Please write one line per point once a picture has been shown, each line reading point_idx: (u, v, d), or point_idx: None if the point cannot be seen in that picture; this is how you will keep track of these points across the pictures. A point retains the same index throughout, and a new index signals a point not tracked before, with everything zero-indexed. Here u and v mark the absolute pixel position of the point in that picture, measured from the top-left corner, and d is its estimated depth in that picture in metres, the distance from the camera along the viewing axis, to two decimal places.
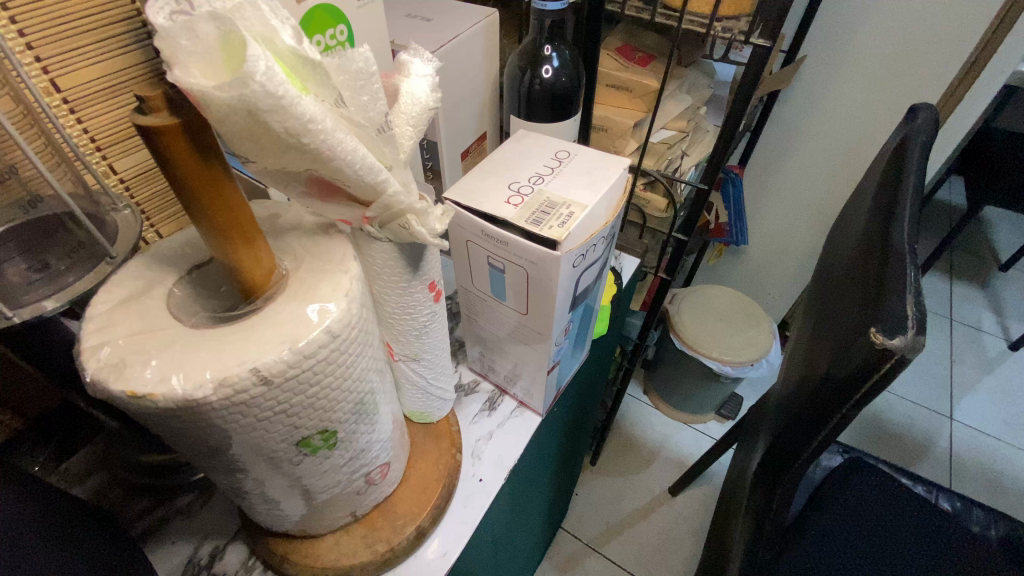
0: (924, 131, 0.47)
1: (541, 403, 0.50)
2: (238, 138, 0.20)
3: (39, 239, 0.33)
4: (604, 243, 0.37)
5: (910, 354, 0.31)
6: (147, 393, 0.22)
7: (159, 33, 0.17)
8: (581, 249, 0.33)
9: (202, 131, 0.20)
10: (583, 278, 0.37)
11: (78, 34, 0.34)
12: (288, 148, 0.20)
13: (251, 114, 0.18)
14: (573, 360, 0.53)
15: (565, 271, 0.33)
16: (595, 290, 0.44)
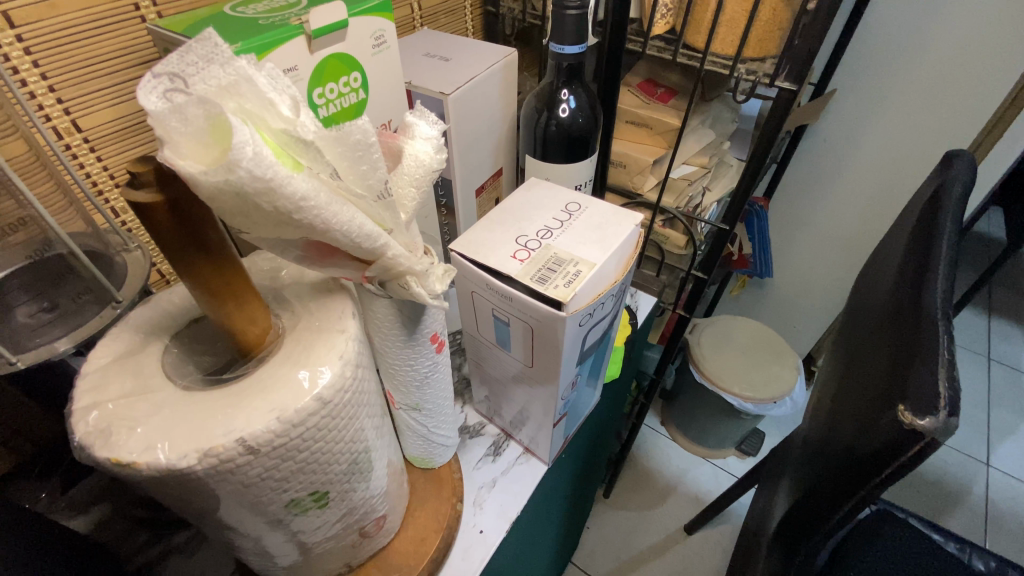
0: (961, 180, 0.44)
1: (549, 450, 0.49)
2: (230, 215, 0.19)
3: (45, 282, 0.33)
4: (614, 300, 0.36)
5: (941, 437, 0.29)
6: (131, 462, 0.22)
7: (151, 115, 0.17)
8: (588, 309, 0.32)
9: (192, 204, 0.20)
10: (591, 334, 0.36)
11: (99, 77, 0.36)
12: (281, 224, 0.20)
13: (239, 195, 0.18)
14: (584, 406, 0.52)
15: (571, 331, 0.32)
16: (605, 341, 0.43)
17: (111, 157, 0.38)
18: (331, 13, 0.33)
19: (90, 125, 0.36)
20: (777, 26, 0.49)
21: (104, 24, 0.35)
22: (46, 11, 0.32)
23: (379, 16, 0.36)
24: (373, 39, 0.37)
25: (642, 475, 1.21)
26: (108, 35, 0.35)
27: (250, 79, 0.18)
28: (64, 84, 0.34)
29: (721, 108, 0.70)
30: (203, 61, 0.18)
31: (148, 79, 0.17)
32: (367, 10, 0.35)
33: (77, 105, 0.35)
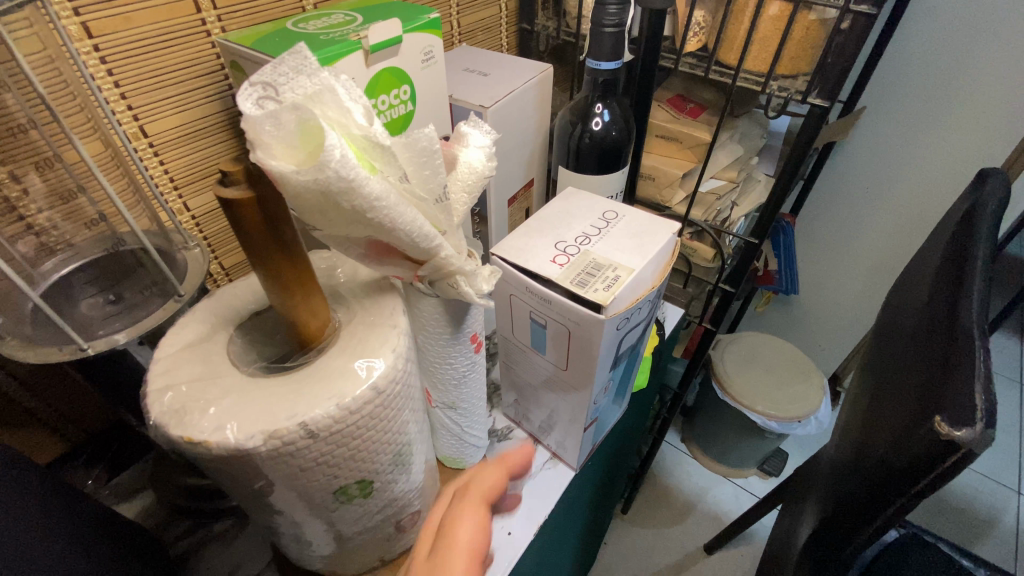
0: (996, 197, 0.44)
1: (578, 456, 0.49)
2: (311, 212, 0.21)
3: (117, 275, 0.36)
4: (649, 307, 0.37)
5: (978, 448, 0.29)
6: (203, 440, 0.23)
7: (248, 119, 0.19)
8: (626, 313, 0.33)
9: (274, 201, 0.22)
10: (626, 340, 0.37)
11: (166, 86, 0.38)
12: (354, 222, 0.22)
13: (324, 194, 0.20)
14: (612, 415, 0.52)
15: (609, 334, 0.33)
16: (638, 349, 0.43)
17: (172, 161, 0.41)
18: (388, 30, 0.35)
19: (156, 130, 0.39)
20: (810, 44, 0.50)
21: (174, 37, 0.37)
22: (122, 24, 0.35)
23: (429, 33, 0.38)
24: (423, 54, 0.39)
25: (662, 492, 1.20)
26: (177, 48, 0.38)
27: (334, 89, 0.20)
28: (135, 93, 0.37)
29: (749, 124, 0.71)
30: (293, 72, 0.19)
31: (246, 87, 0.19)
32: (419, 27, 0.37)
33: (146, 112, 0.38)
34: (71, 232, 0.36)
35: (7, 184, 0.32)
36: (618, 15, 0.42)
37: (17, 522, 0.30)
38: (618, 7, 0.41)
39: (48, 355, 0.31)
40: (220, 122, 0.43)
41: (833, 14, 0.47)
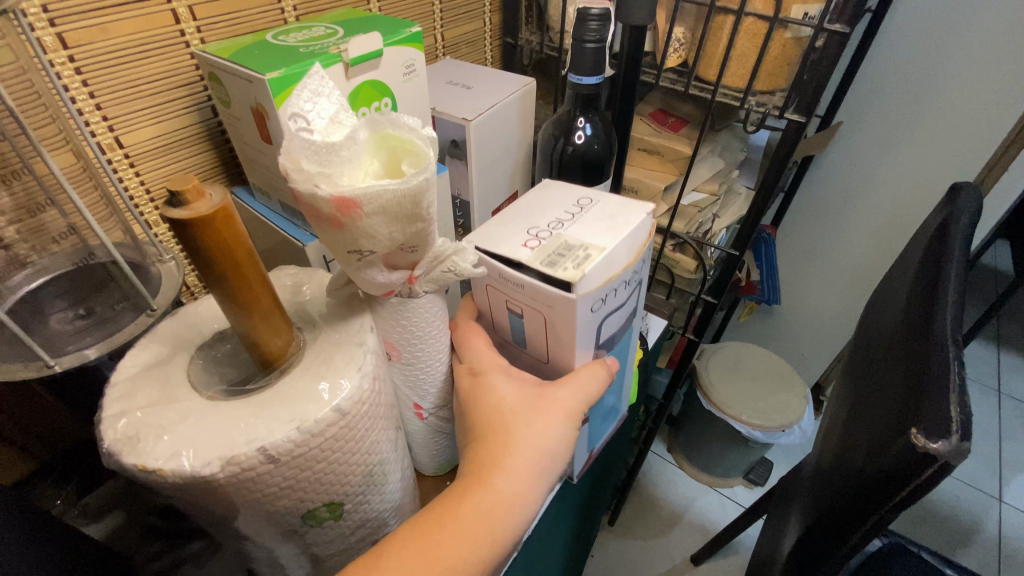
0: (969, 211, 0.45)
1: (581, 459, 0.49)
2: (379, 218, 0.24)
3: (88, 289, 0.35)
4: (629, 289, 0.37)
5: (955, 461, 0.29)
6: (157, 468, 0.22)
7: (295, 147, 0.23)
8: (598, 293, 0.33)
9: (229, 221, 0.22)
10: (609, 323, 0.37)
11: (142, 97, 0.38)
12: (408, 222, 0.25)
13: (412, 201, 0.24)
14: (611, 419, 0.51)
15: (583, 314, 0.33)
16: (624, 342, 0.43)
17: (148, 173, 0.40)
18: (368, 43, 0.35)
19: (131, 142, 0.38)
20: (786, 61, 0.51)
21: (151, 47, 0.37)
22: (98, 35, 0.34)
23: (411, 47, 0.38)
24: (404, 67, 0.39)
25: (649, 503, 1.20)
26: (155, 59, 0.38)
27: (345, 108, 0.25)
28: (110, 104, 0.37)
29: (730, 137, 0.72)
30: (314, 95, 0.24)
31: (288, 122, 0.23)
32: (401, 40, 0.37)
33: (121, 123, 0.37)
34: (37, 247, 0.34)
35: None
36: (599, 31, 0.42)
37: None
38: (598, 23, 0.42)
39: (10, 372, 0.30)
40: (199, 134, 0.42)
41: (808, 33, 0.48)
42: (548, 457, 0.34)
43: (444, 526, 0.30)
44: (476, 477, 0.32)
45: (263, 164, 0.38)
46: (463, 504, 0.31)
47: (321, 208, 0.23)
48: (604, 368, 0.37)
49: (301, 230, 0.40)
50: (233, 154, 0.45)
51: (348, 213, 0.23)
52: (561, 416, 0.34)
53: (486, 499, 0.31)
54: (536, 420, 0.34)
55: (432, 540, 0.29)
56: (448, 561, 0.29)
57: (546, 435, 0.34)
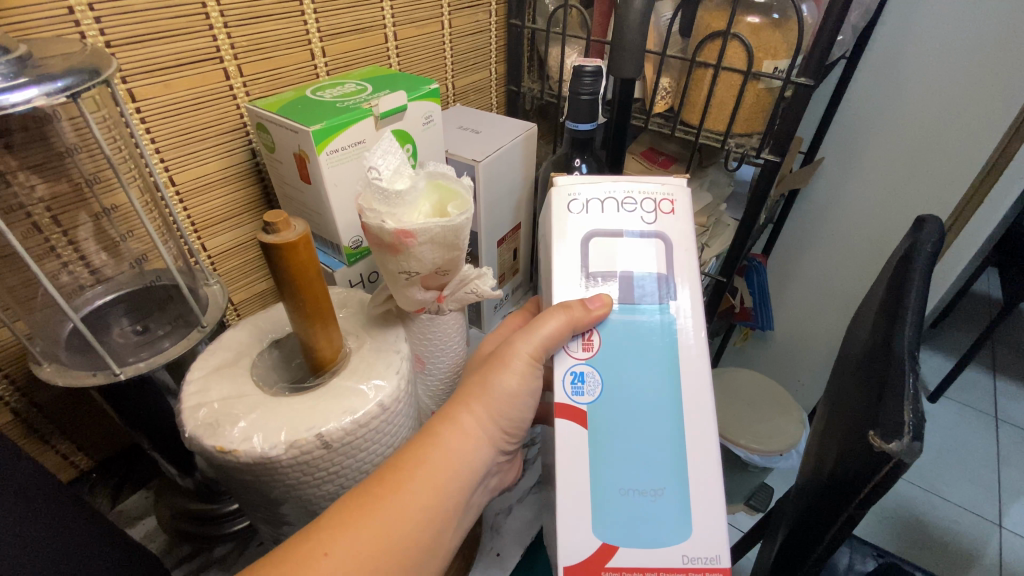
0: (931, 239, 0.50)
1: (595, 530, 0.36)
2: (428, 247, 0.32)
3: (148, 305, 0.40)
4: (634, 225, 0.39)
5: (907, 458, 0.33)
6: (233, 449, 0.29)
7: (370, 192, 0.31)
8: (579, 190, 0.40)
9: (308, 248, 0.28)
10: (605, 251, 0.39)
11: (195, 142, 0.43)
12: (448, 250, 0.33)
13: (453, 233, 0.32)
14: (674, 521, 0.36)
15: (561, 203, 0.39)
16: (647, 346, 0.38)
17: (195, 207, 0.45)
18: (395, 100, 0.42)
19: (183, 180, 0.44)
20: (761, 108, 0.57)
21: (205, 99, 0.43)
22: (162, 91, 0.40)
23: (429, 101, 0.45)
24: (424, 118, 0.46)
25: None
26: (208, 110, 0.43)
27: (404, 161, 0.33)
28: (168, 148, 0.42)
29: (717, 173, 0.78)
30: (384, 151, 0.32)
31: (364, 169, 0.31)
32: (423, 95, 0.44)
33: (177, 164, 0.43)
34: (113, 266, 0.41)
35: (50, 227, 0.37)
36: (593, 85, 0.48)
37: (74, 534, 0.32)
38: (592, 78, 0.48)
39: (83, 378, 0.34)
40: (240, 172, 0.48)
41: (778, 85, 0.54)
42: (498, 409, 0.38)
43: (402, 480, 0.33)
44: (428, 435, 0.35)
45: (298, 200, 0.43)
46: (418, 459, 0.34)
47: (385, 237, 0.31)
48: (562, 312, 0.36)
49: (331, 257, 0.46)
50: (269, 192, 0.51)
51: (404, 241, 0.31)
52: (508, 369, 0.38)
53: (438, 455, 0.35)
54: (483, 377, 0.39)
55: (389, 495, 0.32)
56: (407, 508, 0.32)
57: (495, 388, 0.38)
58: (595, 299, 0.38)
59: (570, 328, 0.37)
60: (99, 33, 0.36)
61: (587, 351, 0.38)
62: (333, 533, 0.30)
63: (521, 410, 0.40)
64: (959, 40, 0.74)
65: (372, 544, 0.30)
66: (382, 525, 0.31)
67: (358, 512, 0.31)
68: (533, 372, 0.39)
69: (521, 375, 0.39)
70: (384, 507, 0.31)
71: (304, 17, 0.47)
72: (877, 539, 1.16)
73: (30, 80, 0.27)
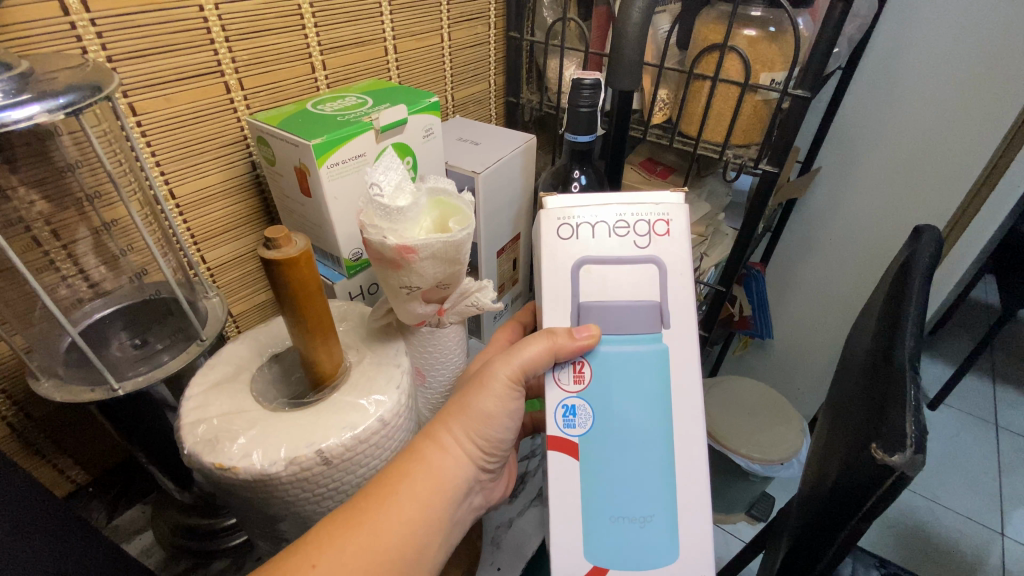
0: (930, 249, 0.50)
1: (587, 556, 0.36)
2: (430, 261, 0.32)
3: (147, 319, 0.40)
4: (627, 250, 0.37)
5: (910, 471, 0.33)
6: (232, 466, 0.28)
7: (372, 208, 0.31)
8: (569, 213, 0.38)
9: (310, 262, 0.29)
10: (598, 279, 0.37)
11: (196, 154, 0.44)
12: (449, 265, 0.33)
13: (456, 247, 0.32)
14: (664, 543, 0.37)
15: (549, 227, 0.38)
16: (638, 374, 0.37)
17: (195, 219, 0.45)
18: (395, 114, 0.42)
19: (183, 192, 0.44)
20: (759, 119, 0.57)
21: (206, 112, 0.43)
22: (162, 104, 0.40)
23: (430, 114, 0.46)
24: (424, 131, 0.46)
25: None
26: (209, 123, 0.44)
27: (407, 178, 0.34)
28: (168, 161, 0.42)
29: (716, 183, 0.78)
30: (387, 168, 0.33)
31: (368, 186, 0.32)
32: (424, 109, 0.45)
33: (177, 177, 0.43)
34: (113, 279, 0.41)
35: (49, 241, 0.36)
36: (591, 98, 0.49)
37: (68, 550, 0.32)
38: (591, 91, 0.48)
39: (81, 394, 0.34)
40: (241, 184, 0.48)
41: (775, 96, 0.55)
42: (477, 428, 0.37)
43: (388, 499, 0.32)
44: (413, 452, 0.35)
45: (299, 213, 0.43)
46: (404, 473, 0.34)
47: (386, 253, 0.31)
48: (544, 338, 0.36)
49: (331, 269, 0.46)
50: (268, 203, 0.51)
51: (405, 257, 0.31)
52: (487, 390, 0.38)
53: (424, 472, 0.34)
54: (462, 397, 0.38)
55: (376, 508, 0.32)
56: (391, 528, 0.32)
57: (476, 409, 0.37)
58: (584, 329, 0.36)
59: (552, 355, 0.36)
60: (101, 47, 0.36)
61: (579, 384, 0.37)
62: (319, 551, 0.30)
63: (501, 432, 0.39)
64: (954, 49, 0.75)
65: (360, 557, 0.30)
66: (369, 537, 0.31)
67: (344, 530, 0.31)
68: (514, 394, 0.39)
69: (501, 398, 0.38)
70: (370, 524, 0.31)
71: (305, 32, 0.48)
72: (880, 548, 1.15)
73: (32, 97, 0.27)
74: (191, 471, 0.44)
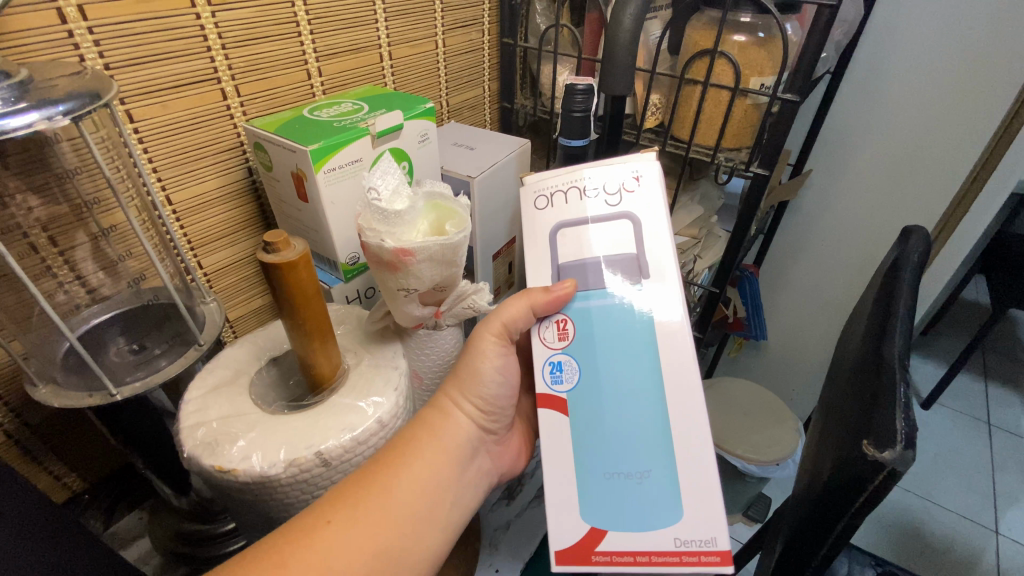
0: (918, 249, 0.51)
1: (584, 516, 0.37)
2: (427, 263, 0.32)
3: (144, 324, 0.40)
4: (599, 210, 0.38)
5: (901, 466, 0.33)
6: (232, 469, 0.29)
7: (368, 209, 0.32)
8: (543, 183, 0.40)
9: (309, 266, 0.29)
10: (575, 242, 0.38)
11: (192, 161, 0.44)
12: (447, 267, 0.33)
13: (452, 250, 0.32)
14: (664, 503, 0.36)
15: (526, 202, 0.40)
16: (625, 329, 0.37)
17: (192, 225, 0.45)
18: (391, 119, 0.43)
19: (180, 199, 0.44)
20: (749, 123, 0.58)
21: (203, 118, 0.43)
22: (160, 111, 0.40)
23: (425, 119, 0.46)
24: (420, 136, 0.46)
25: None
26: (205, 129, 0.44)
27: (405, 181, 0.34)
28: (165, 167, 0.42)
29: (708, 186, 0.79)
30: (384, 171, 0.33)
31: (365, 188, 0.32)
32: (419, 114, 0.45)
33: (175, 184, 0.43)
34: (111, 285, 0.41)
35: (47, 247, 0.37)
36: (584, 103, 0.50)
37: (67, 556, 0.32)
38: (584, 96, 0.50)
39: (79, 400, 0.34)
40: (238, 190, 0.48)
41: (765, 100, 0.56)
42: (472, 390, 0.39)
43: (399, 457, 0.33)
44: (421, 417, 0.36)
45: (296, 218, 0.44)
46: (412, 441, 0.35)
47: (384, 255, 0.32)
48: (521, 295, 0.38)
49: (328, 274, 0.46)
50: (265, 208, 0.51)
51: (403, 259, 0.32)
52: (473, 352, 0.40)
53: (429, 433, 0.36)
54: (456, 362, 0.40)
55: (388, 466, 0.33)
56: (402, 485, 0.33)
57: (468, 368, 0.39)
58: (560, 284, 0.38)
59: (529, 309, 0.38)
60: (98, 56, 0.36)
61: (563, 340, 0.38)
62: (334, 504, 0.30)
63: (493, 389, 0.40)
64: (942, 51, 0.76)
65: (372, 515, 0.31)
66: (376, 503, 0.31)
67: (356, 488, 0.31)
68: (503, 349, 0.40)
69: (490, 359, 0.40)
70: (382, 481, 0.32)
71: (301, 39, 0.48)
72: (877, 548, 1.15)
73: (31, 105, 0.27)
74: (189, 477, 0.44)
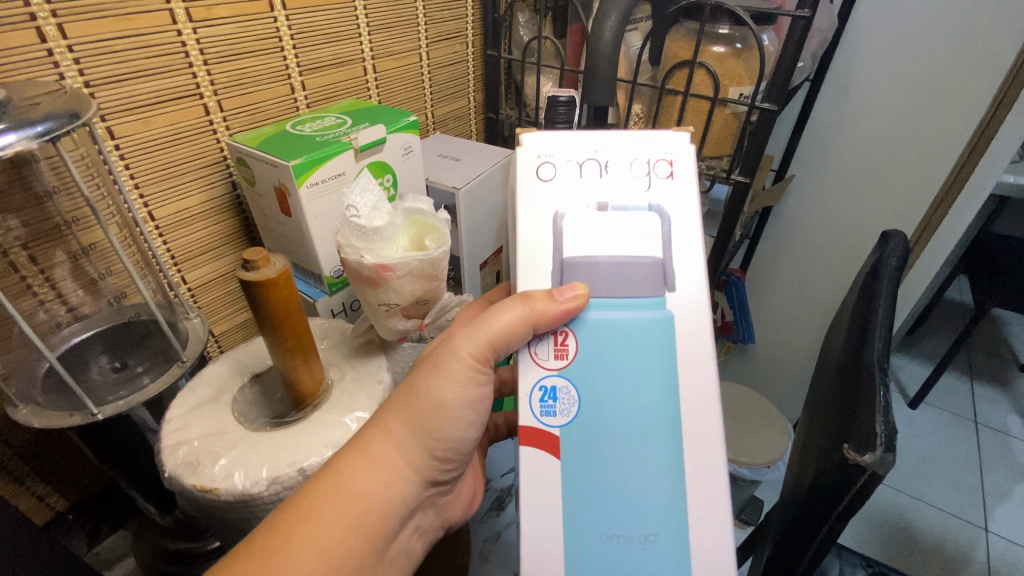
0: (897, 253, 0.52)
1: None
2: (408, 277, 0.33)
3: (127, 341, 0.40)
4: (620, 189, 0.36)
5: (881, 470, 0.34)
6: (214, 487, 0.29)
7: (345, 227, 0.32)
8: (553, 151, 0.36)
9: (289, 282, 0.29)
10: (584, 218, 0.35)
11: (175, 176, 0.44)
12: (427, 281, 0.34)
13: (431, 264, 0.33)
14: (664, 561, 0.33)
15: (528, 167, 0.36)
16: (633, 355, 0.34)
17: (175, 241, 0.45)
18: (374, 133, 0.43)
19: (163, 215, 0.44)
20: (729, 132, 0.59)
21: (186, 134, 0.43)
22: (141, 128, 0.40)
23: (409, 132, 0.47)
24: (403, 149, 0.47)
25: None
26: (187, 145, 0.44)
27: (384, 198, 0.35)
28: (147, 183, 0.42)
29: None
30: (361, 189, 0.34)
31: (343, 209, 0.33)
32: (402, 128, 0.45)
33: (157, 200, 0.43)
34: (92, 303, 0.41)
35: (27, 265, 0.36)
36: (567, 114, 0.50)
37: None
38: (566, 108, 0.50)
39: (60, 419, 0.34)
40: (222, 204, 0.48)
41: (744, 109, 0.57)
42: (429, 420, 0.34)
43: (297, 525, 0.28)
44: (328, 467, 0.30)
45: (280, 232, 0.44)
46: (313, 502, 0.29)
47: (363, 271, 0.32)
48: (520, 304, 0.34)
49: (313, 287, 0.46)
50: (250, 222, 0.51)
51: (383, 274, 0.32)
52: (443, 371, 0.34)
53: (341, 490, 0.30)
54: (412, 381, 0.34)
55: (285, 537, 0.28)
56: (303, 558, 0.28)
57: (433, 394, 0.34)
58: (569, 290, 0.34)
59: (529, 321, 0.33)
60: (79, 73, 0.36)
61: (561, 359, 0.35)
62: None
63: (459, 425, 0.35)
64: (918, 56, 0.78)
65: None
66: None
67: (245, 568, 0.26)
68: (479, 373, 0.35)
69: (461, 381, 0.35)
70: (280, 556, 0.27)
71: (284, 54, 0.49)
72: (869, 549, 1.16)
73: (9, 126, 0.27)
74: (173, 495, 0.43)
